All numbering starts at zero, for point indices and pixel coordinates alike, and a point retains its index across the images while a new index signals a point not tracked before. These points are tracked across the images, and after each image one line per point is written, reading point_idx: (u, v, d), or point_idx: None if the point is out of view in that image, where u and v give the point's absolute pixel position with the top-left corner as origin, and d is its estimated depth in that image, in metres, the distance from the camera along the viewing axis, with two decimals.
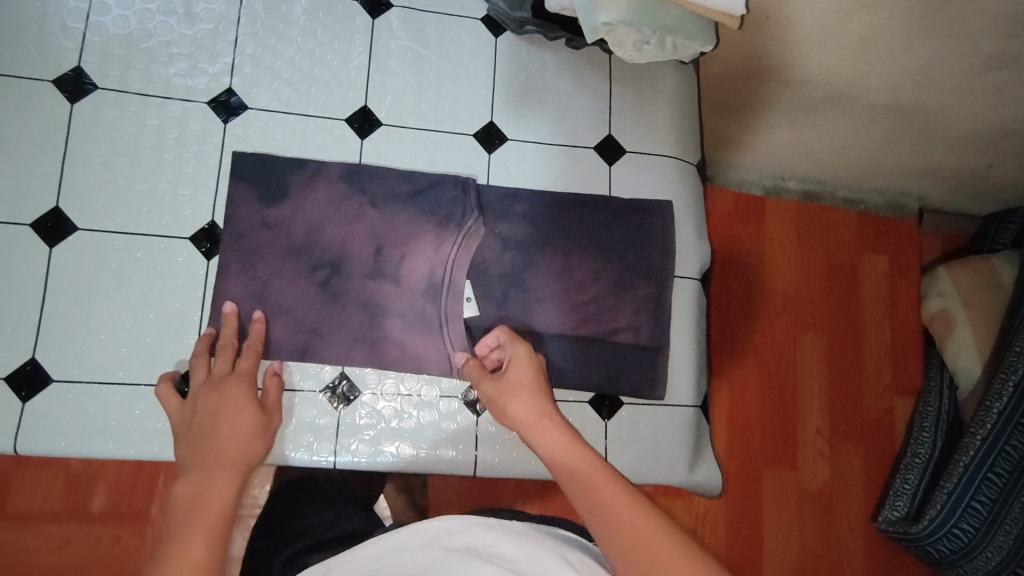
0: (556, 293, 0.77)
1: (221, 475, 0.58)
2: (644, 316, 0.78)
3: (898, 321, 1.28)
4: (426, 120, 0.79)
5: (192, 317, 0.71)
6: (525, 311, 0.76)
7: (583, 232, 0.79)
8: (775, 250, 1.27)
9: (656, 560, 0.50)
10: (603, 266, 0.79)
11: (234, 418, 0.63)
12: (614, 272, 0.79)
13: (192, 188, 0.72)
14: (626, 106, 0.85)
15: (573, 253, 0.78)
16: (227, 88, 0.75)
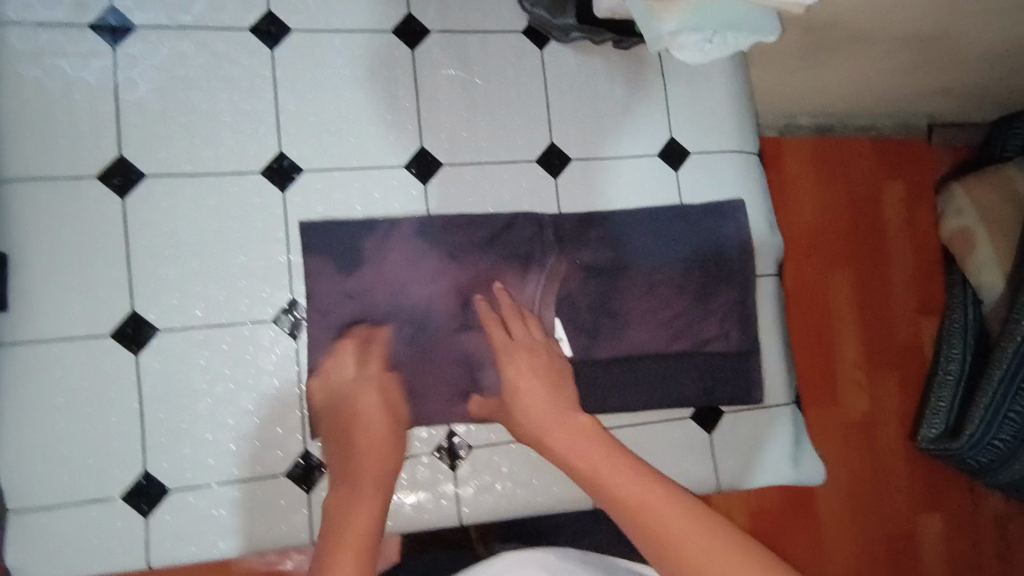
0: (644, 313, 0.75)
1: (363, 494, 0.60)
2: (733, 322, 0.77)
3: (915, 239, 1.24)
4: (485, 153, 0.76)
5: (292, 399, 0.69)
6: (616, 336, 0.74)
7: (660, 246, 0.77)
8: (808, 184, 1.20)
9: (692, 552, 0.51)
10: (687, 277, 0.76)
11: (362, 402, 0.66)
12: (698, 280, 0.76)
13: (264, 267, 0.69)
14: (683, 102, 0.81)
15: (654, 269, 0.76)
16: (278, 152, 0.71)
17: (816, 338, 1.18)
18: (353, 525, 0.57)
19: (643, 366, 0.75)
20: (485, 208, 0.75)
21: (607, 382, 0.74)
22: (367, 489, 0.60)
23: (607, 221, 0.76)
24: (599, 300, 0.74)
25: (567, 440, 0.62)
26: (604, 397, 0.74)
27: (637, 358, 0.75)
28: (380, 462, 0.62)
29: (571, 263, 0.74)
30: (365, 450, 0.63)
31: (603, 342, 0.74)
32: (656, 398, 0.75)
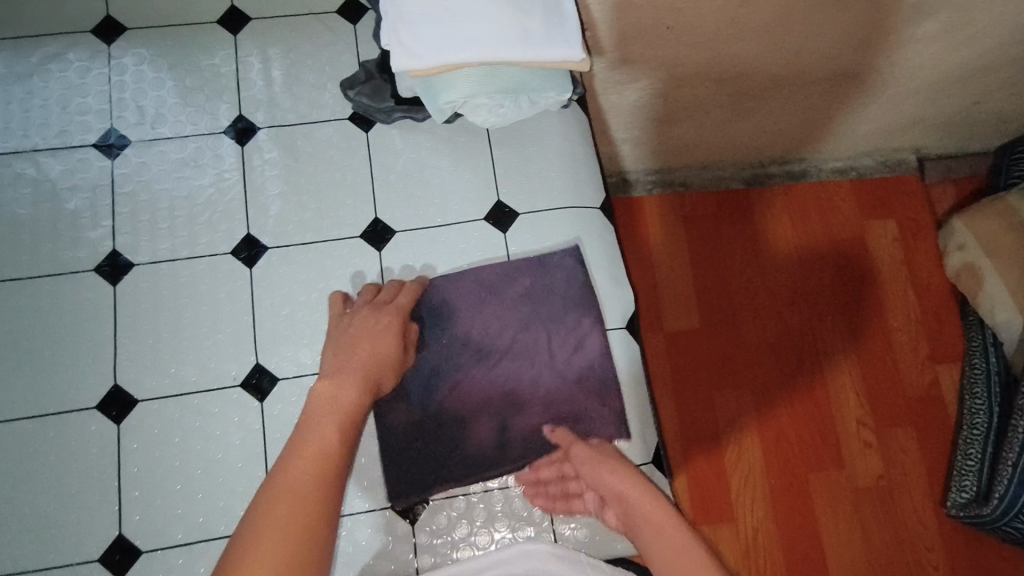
0: (500, 366, 0.74)
1: (353, 385, 0.62)
2: (592, 361, 0.75)
3: (922, 286, 1.38)
4: (312, 232, 0.79)
5: (111, 484, 0.71)
6: (482, 395, 0.73)
7: (501, 301, 0.76)
8: (719, 264, 1.37)
9: None
10: (539, 325, 0.76)
11: (376, 329, 0.67)
12: (547, 329, 0.76)
13: (91, 358, 0.74)
14: (512, 166, 0.83)
15: (510, 324, 0.75)
16: (111, 251, 0.77)
17: (810, 401, 1.30)
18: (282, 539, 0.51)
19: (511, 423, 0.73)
20: (308, 285, 0.78)
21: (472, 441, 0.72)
22: (356, 389, 0.62)
23: (451, 281, 0.76)
24: (452, 358, 0.74)
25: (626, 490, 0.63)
26: (466, 460, 0.72)
27: (499, 415, 0.73)
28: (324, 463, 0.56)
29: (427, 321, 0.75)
30: (322, 442, 0.58)
31: (467, 401, 0.73)
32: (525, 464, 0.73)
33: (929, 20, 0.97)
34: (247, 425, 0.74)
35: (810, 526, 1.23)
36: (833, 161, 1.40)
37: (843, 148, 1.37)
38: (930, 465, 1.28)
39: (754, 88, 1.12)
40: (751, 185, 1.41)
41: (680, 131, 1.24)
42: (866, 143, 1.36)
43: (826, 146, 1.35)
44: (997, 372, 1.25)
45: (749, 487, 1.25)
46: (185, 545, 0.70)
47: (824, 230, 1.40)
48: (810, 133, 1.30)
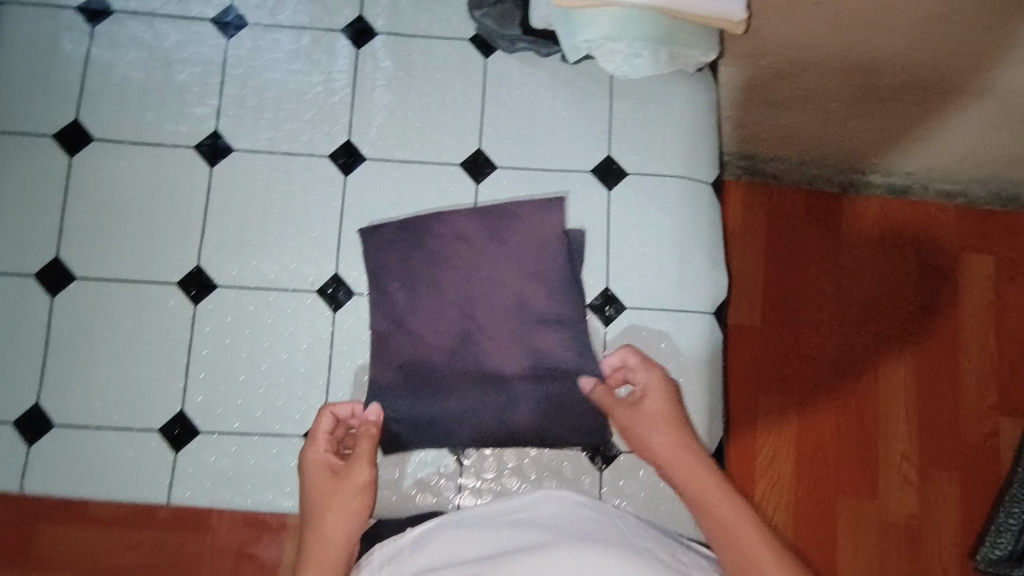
0: (485, 333, 0.71)
1: (331, 517, 0.63)
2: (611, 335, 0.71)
3: (1008, 331, 1.29)
4: (412, 151, 0.77)
5: (180, 361, 0.72)
6: (467, 364, 0.70)
7: (524, 273, 0.72)
8: (796, 267, 1.30)
9: None
10: (506, 280, 0.72)
11: (320, 483, 0.65)
12: (515, 287, 0.72)
13: (179, 234, 0.74)
14: (627, 123, 0.78)
15: (472, 296, 0.71)
16: (213, 131, 0.76)
17: (858, 425, 1.25)
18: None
19: (549, 389, 0.70)
20: (399, 204, 0.76)
21: (492, 420, 0.70)
22: (333, 521, 0.63)
23: (403, 253, 0.73)
24: (425, 328, 0.71)
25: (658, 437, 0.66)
26: (497, 429, 0.70)
27: (505, 385, 0.70)
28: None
29: (395, 301, 0.72)
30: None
31: (453, 369, 0.70)
32: (575, 428, 0.71)
33: None
34: (316, 332, 0.73)
35: (829, 549, 1.20)
36: (944, 182, 1.29)
37: (960, 171, 1.26)
38: (968, 515, 1.23)
39: (886, 88, 1.02)
40: (848, 190, 1.31)
41: (791, 120, 1.15)
42: (985, 169, 1.25)
43: (942, 165, 1.24)
44: None
45: (777, 498, 1.22)
46: (239, 434, 0.71)
47: (917, 253, 1.31)
48: (929, 148, 1.19)
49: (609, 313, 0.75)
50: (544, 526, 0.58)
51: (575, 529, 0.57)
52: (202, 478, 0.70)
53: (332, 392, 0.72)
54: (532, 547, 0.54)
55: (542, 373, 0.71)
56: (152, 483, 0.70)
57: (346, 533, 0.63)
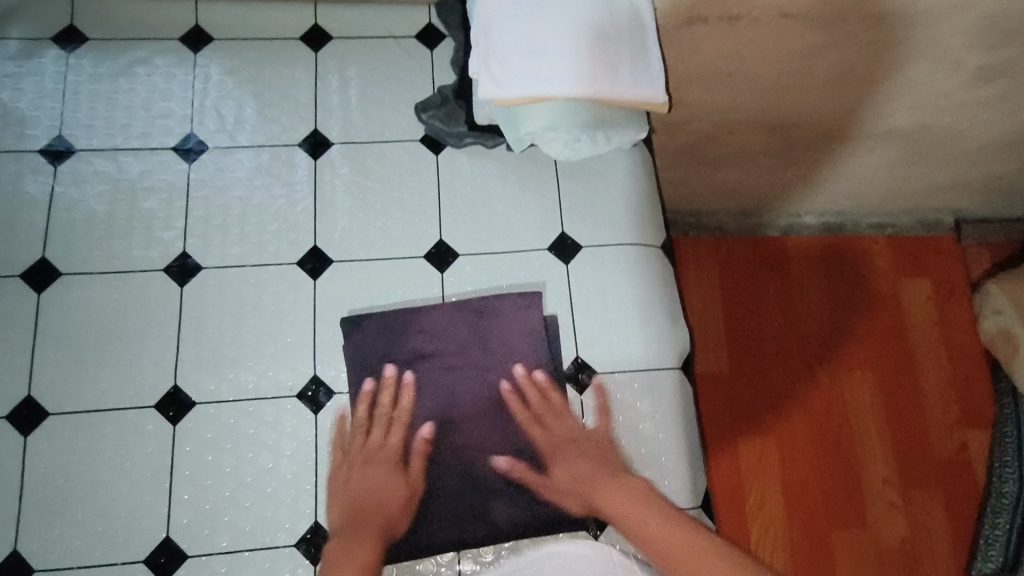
0: (468, 425, 0.73)
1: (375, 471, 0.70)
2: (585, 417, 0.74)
3: (955, 347, 1.37)
4: (377, 250, 0.80)
5: (163, 485, 0.71)
6: (451, 449, 0.72)
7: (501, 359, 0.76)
8: (753, 310, 1.37)
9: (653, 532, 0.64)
10: (493, 365, 0.75)
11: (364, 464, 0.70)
12: (501, 378, 0.75)
13: (154, 356, 0.75)
14: (575, 201, 0.84)
15: (459, 381, 0.75)
16: (181, 252, 0.78)
17: (837, 457, 1.28)
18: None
19: (530, 473, 0.72)
20: (367, 304, 0.78)
21: (478, 506, 0.71)
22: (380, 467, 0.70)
23: (387, 342, 0.75)
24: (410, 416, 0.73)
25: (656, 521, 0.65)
26: (474, 520, 0.71)
27: (488, 471, 0.72)
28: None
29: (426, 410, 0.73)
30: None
31: (438, 454, 0.72)
32: (549, 526, 0.71)
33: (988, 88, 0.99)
34: (299, 436, 0.74)
35: None
36: (869, 218, 1.40)
37: (882, 206, 1.37)
38: (956, 531, 1.26)
39: (805, 141, 1.13)
40: (787, 234, 1.41)
41: (725, 177, 1.24)
42: (903, 203, 1.37)
43: (866, 202, 1.35)
44: None
45: (774, 540, 1.23)
46: (229, 553, 0.70)
47: (859, 284, 1.40)
48: (850, 189, 1.30)
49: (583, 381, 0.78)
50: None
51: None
52: None
53: (321, 495, 0.72)
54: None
55: (523, 456, 0.73)
56: None
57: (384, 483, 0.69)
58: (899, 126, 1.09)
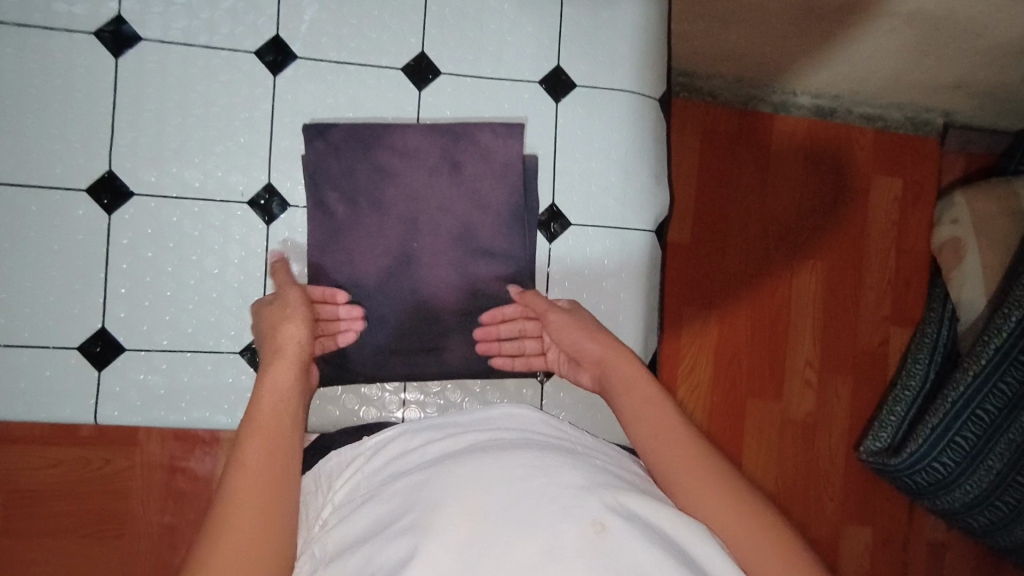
0: (431, 260, 0.71)
1: (297, 330, 0.60)
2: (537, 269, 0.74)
3: (906, 250, 1.40)
4: (348, 52, 0.71)
5: (97, 275, 0.67)
6: (402, 285, 0.71)
7: (466, 200, 0.72)
8: (729, 184, 1.33)
9: (658, 430, 0.56)
10: (457, 205, 0.72)
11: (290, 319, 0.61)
12: (465, 219, 0.72)
13: (84, 134, 0.66)
14: (577, 31, 0.75)
15: (418, 220, 0.71)
16: (115, 16, 0.67)
17: (771, 336, 1.35)
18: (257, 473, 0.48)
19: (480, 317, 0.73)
20: (329, 116, 0.71)
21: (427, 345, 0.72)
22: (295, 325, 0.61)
23: (347, 163, 0.70)
24: (364, 247, 0.70)
25: (669, 434, 0.56)
26: (423, 352, 0.72)
27: (439, 311, 0.72)
28: (281, 432, 0.52)
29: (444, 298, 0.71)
30: (271, 423, 0.52)
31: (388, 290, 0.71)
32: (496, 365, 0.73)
33: None
34: (249, 245, 0.69)
35: (735, 445, 1.33)
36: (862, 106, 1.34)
37: (879, 94, 1.31)
38: (854, 412, 1.39)
39: (828, 9, 1.04)
40: (778, 111, 1.33)
41: (732, 36, 1.14)
42: (902, 95, 1.31)
43: (867, 88, 1.28)
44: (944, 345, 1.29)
45: (696, 402, 1.32)
46: (169, 352, 0.68)
47: (836, 173, 1.37)
48: (856, 71, 1.22)
49: (553, 231, 0.75)
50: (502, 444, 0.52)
51: (529, 437, 0.54)
52: (131, 397, 0.68)
53: None
54: (487, 447, 0.51)
55: (478, 301, 0.73)
56: (76, 403, 0.67)
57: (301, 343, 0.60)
58: (926, 7, 1.01)
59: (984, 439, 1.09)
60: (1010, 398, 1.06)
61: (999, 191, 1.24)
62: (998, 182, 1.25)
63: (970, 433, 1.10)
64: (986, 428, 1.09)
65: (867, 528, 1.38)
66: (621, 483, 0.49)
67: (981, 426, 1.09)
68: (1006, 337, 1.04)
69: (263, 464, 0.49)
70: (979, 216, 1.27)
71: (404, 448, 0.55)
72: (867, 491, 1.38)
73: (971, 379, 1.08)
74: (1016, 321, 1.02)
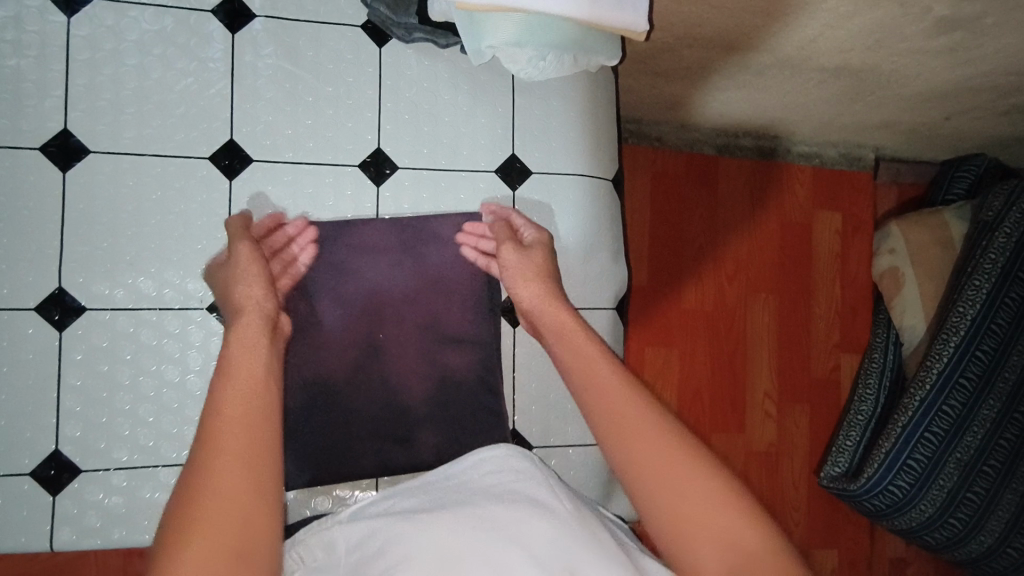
0: (394, 351, 0.72)
1: (253, 277, 0.61)
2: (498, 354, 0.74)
3: (849, 279, 1.47)
4: (304, 152, 0.71)
5: (49, 395, 0.64)
6: (371, 377, 0.71)
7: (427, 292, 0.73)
8: (682, 224, 1.37)
9: (634, 431, 0.52)
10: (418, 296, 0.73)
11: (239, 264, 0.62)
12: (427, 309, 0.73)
13: (31, 251, 0.64)
14: (529, 120, 0.77)
15: (381, 312, 0.72)
16: (61, 130, 0.65)
17: (729, 370, 1.39)
18: (238, 431, 0.47)
19: (450, 405, 0.73)
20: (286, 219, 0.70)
21: (398, 437, 0.71)
22: (248, 285, 0.60)
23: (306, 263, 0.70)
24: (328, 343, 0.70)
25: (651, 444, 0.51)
26: (396, 445, 0.71)
27: (409, 401, 0.72)
28: (250, 424, 0.49)
29: (364, 275, 0.72)
30: (238, 430, 0.48)
31: (357, 383, 0.71)
32: (467, 453, 0.73)
33: (949, 38, 0.99)
34: (209, 351, 0.68)
35: None
36: (799, 145, 1.42)
37: (815, 133, 1.38)
38: (814, 442, 1.43)
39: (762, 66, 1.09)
40: (723, 155, 1.39)
41: (675, 88, 1.18)
42: (835, 134, 1.38)
43: (803, 129, 1.35)
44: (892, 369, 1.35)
45: None
46: (129, 468, 0.66)
47: (779, 210, 1.43)
48: (792, 115, 1.28)
49: None
50: (467, 498, 0.57)
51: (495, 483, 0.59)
52: (89, 519, 0.65)
53: None
54: (463, 501, 0.56)
55: (448, 387, 0.73)
56: (29, 530, 0.64)
57: (251, 288, 0.60)
58: (852, 63, 1.07)
59: (934, 460, 1.14)
60: (954, 419, 1.12)
61: (930, 221, 1.33)
62: (928, 212, 1.35)
63: (921, 455, 1.14)
64: (936, 450, 1.13)
65: (834, 551, 1.42)
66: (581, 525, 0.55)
67: (931, 448, 1.13)
68: (946, 362, 1.12)
69: (229, 460, 0.46)
70: (914, 245, 1.35)
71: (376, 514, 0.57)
72: (831, 517, 1.43)
73: (918, 403, 1.13)
74: (954, 346, 1.11)
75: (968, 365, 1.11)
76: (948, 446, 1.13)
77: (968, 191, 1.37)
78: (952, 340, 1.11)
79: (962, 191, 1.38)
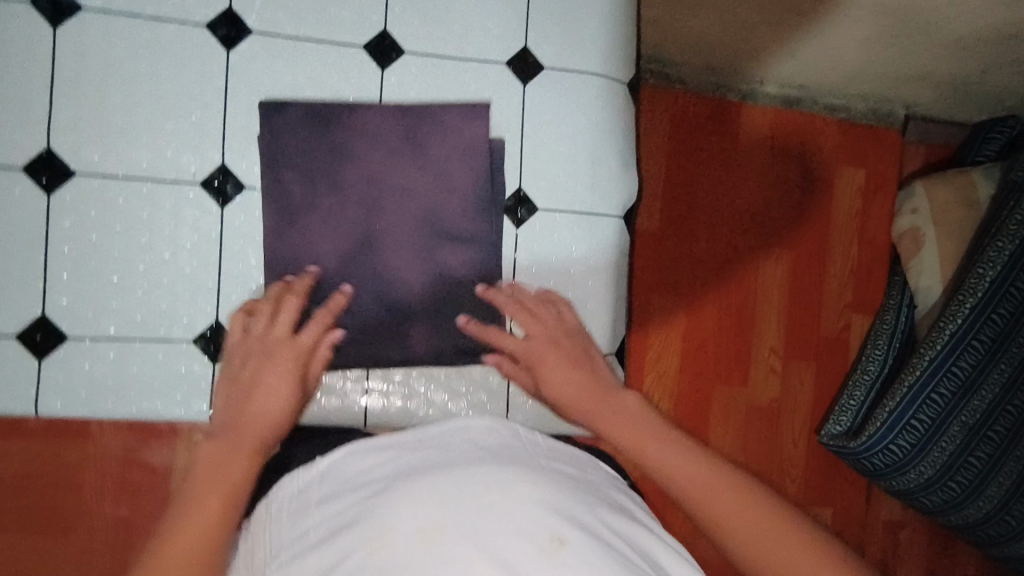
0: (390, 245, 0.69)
1: (280, 371, 0.59)
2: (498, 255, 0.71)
3: (868, 236, 1.43)
4: (306, 28, 0.68)
5: (37, 259, 0.63)
6: (364, 270, 0.68)
7: (426, 183, 0.70)
8: (699, 170, 1.32)
9: (652, 449, 0.59)
10: (417, 187, 0.69)
11: (276, 363, 0.59)
12: (426, 202, 0.70)
13: (20, 108, 0.62)
14: (545, 12, 0.73)
15: (379, 202, 0.69)
16: None
17: (737, 323, 1.36)
18: (234, 462, 0.53)
19: (445, 306, 0.70)
20: (284, 96, 0.67)
21: (391, 332, 0.69)
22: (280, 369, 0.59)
23: (302, 142, 0.67)
24: (320, 228, 0.67)
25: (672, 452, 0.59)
26: (390, 341, 0.70)
27: (405, 298, 0.69)
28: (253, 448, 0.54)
29: (358, 166, 0.68)
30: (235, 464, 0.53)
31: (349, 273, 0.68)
32: (461, 355, 0.72)
33: None
34: (201, 229, 0.66)
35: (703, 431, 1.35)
36: (825, 95, 1.35)
37: (843, 83, 1.31)
38: (818, 398, 1.41)
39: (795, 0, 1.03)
40: (746, 100, 1.34)
41: (696, 23, 1.11)
42: (864, 85, 1.32)
43: (831, 77, 1.28)
44: (902, 331, 1.32)
45: (665, 386, 1.32)
46: (117, 340, 0.65)
47: (802, 160, 1.38)
48: (820, 61, 1.22)
49: (521, 216, 0.73)
50: (455, 451, 0.53)
51: (488, 440, 0.56)
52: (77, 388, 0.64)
53: (224, 293, 0.67)
54: (442, 461, 0.51)
55: (445, 286, 0.70)
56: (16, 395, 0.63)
57: (280, 394, 0.59)
58: None
59: (938, 422, 1.11)
60: (963, 382, 1.08)
61: (958, 180, 1.27)
62: (957, 172, 1.28)
63: (924, 416, 1.10)
64: (940, 412, 1.10)
65: (829, 509, 1.41)
66: (565, 481, 0.53)
67: (936, 410, 1.09)
68: (959, 324, 1.06)
69: (221, 490, 0.51)
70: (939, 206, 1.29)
71: (347, 474, 0.53)
72: (829, 473, 1.41)
73: (926, 364, 1.09)
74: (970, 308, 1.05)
75: (983, 330, 1.06)
76: (952, 410, 1.10)
77: (999, 152, 1.31)
78: (968, 302, 1.05)
79: (992, 152, 1.32)
